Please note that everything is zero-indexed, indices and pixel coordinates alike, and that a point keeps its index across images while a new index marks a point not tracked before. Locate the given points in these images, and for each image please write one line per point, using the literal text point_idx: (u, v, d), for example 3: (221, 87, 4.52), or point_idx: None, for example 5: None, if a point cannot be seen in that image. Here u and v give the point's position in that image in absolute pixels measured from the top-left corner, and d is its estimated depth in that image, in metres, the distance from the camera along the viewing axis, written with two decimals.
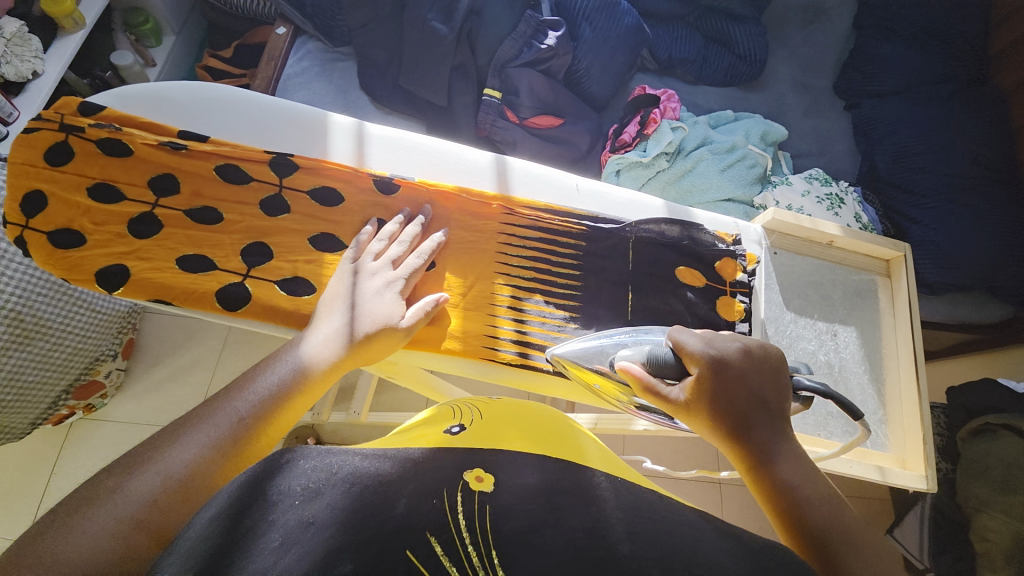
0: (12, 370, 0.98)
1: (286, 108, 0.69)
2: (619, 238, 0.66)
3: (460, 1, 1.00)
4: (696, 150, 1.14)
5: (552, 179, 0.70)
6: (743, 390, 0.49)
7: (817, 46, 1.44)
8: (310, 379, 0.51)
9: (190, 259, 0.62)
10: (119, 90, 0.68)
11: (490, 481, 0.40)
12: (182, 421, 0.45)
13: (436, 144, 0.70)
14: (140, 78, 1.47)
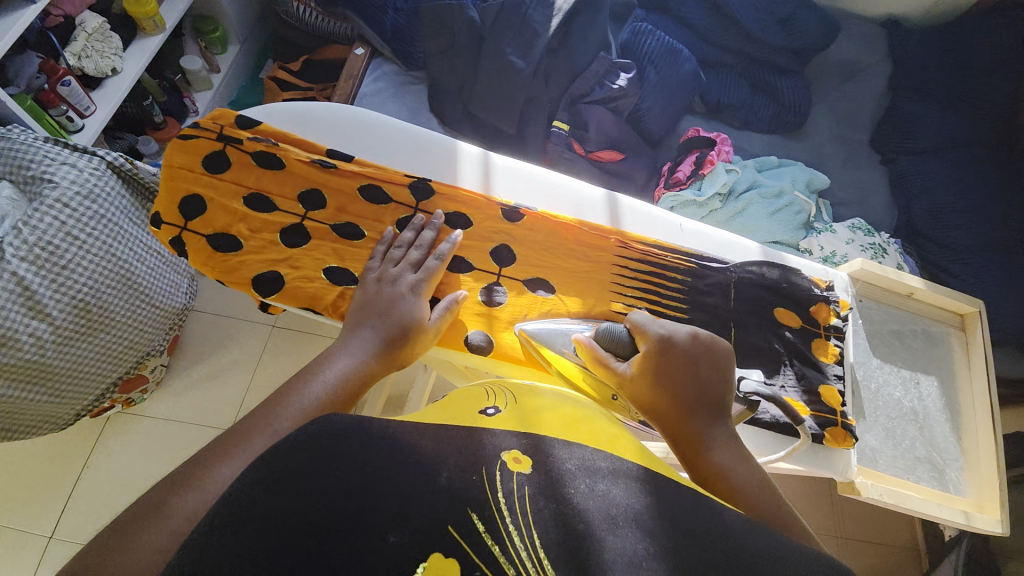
0: (72, 361, 0.97)
1: (422, 136, 0.75)
2: (723, 278, 0.67)
3: (539, 40, 1.07)
4: (747, 193, 1.19)
5: (657, 218, 0.73)
6: (685, 374, 0.53)
7: (855, 100, 1.49)
8: (350, 383, 0.51)
9: (333, 272, 0.66)
10: (272, 108, 0.75)
11: (527, 463, 0.39)
12: (214, 444, 0.45)
13: (556, 178, 0.74)
14: (204, 84, 1.53)
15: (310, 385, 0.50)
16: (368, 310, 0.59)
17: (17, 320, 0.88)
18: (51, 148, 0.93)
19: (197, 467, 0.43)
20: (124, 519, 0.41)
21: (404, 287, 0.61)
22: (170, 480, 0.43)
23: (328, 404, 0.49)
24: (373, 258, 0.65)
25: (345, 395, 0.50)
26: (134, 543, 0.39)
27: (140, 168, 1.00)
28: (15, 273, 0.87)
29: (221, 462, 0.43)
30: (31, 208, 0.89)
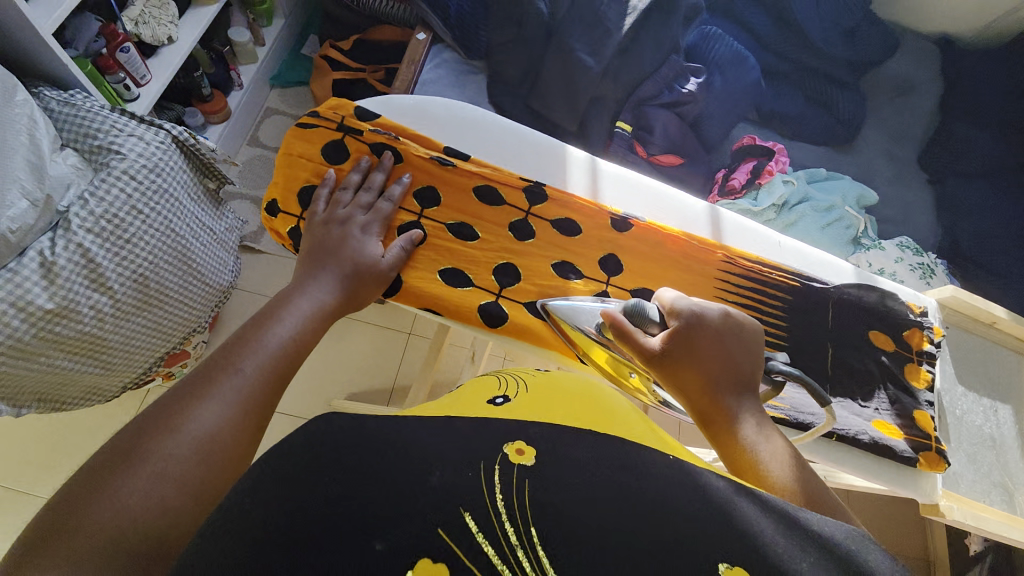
0: (125, 335, 0.95)
1: (531, 137, 0.74)
2: (824, 298, 0.64)
3: (610, 39, 1.06)
4: (799, 205, 1.18)
5: (758, 233, 0.70)
6: (715, 351, 0.50)
7: (905, 118, 1.47)
8: (311, 322, 0.53)
9: (450, 273, 0.65)
10: (388, 100, 0.76)
11: (531, 454, 0.33)
12: (184, 389, 0.42)
13: (663, 188, 0.73)
14: (250, 57, 1.51)
15: (271, 328, 0.50)
16: (337, 251, 0.60)
17: (79, 291, 0.84)
18: (117, 117, 0.91)
19: (165, 413, 0.40)
20: (92, 465, 0.36)
21: (352, 227, 0.63)
22: (134, 427, 0.39)
23: (295, 345, 0.50)
24: (336, 206, 0.65)
25: (310, 332, 0.52)
26: (110, 488, 0.35)
27: (203, 143, 1.00)
28: (79, 243, 0.84)
29: (195, 405, 0.41)
30: (96, 178, 0.87)
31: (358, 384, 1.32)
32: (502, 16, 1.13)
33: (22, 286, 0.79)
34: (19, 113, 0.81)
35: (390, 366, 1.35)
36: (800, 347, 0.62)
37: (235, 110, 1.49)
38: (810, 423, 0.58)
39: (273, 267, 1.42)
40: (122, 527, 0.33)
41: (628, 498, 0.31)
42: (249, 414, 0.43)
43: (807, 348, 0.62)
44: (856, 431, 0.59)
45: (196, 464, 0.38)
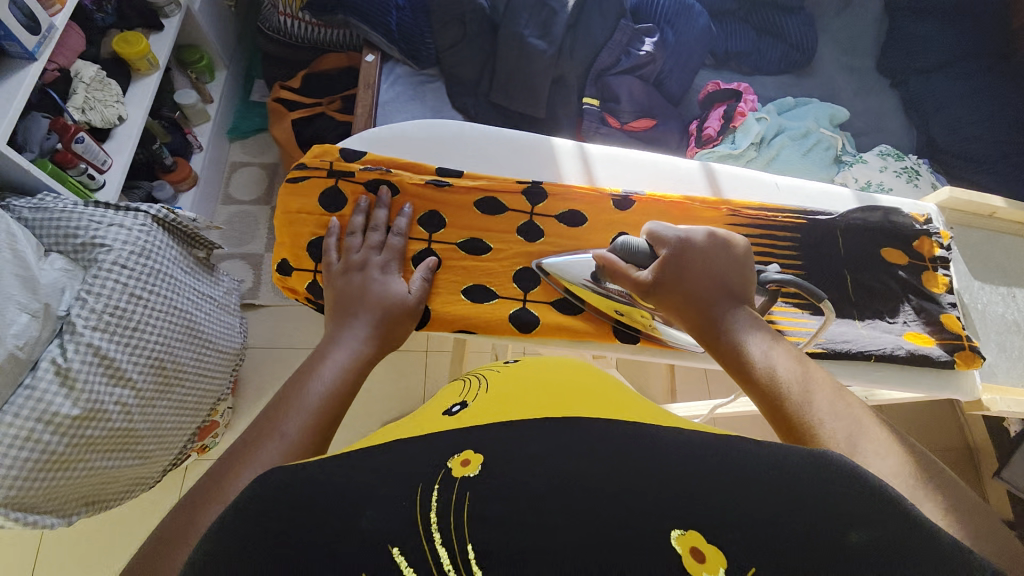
0: (154, 421, 0.95)
1: (516, 138, 0.74)
2: (831, 228, 0.65)
3: (558, 18, 1.07)
4: (777, 137, 1.18)
5: (755, 179, 0.70)
6: (703, 271, 0.56)
7: (855, 28, 1.48)
8: (349, 372, 0.52)
9: (475, 291, 0.66)
10: (367, 134, 0.74)
11: (478, 462, 0.33)
12: (230, 458, 0.42)
13: (654, 157, 0.73)
14: (202, 116, 1.49)
15: (309, 384, 0.50)
16: (360, 293, 0.60)
17: (100, 391, 0.84)
18: (95, 211, 0.89)
19: (214, 483, 0.40)
20: (153, 544, 0.37)
21: (370, 269, 0.63)
22: (188, 502, 0.39)
23: (334, 398, 0.49)
24: (349, 252, 0.64)
25: (347, 382, 0.51)
26: (167, 566, 0.35)
27: (183, 215, 0.99)
28: (90, 343, 0.83)
29: (241, 471, 0.41)
30: (88, 275, 0.86)
31: (390, 412, 1.33)
32: (444, 19, 1.13)
33: (44, 400, 0.79)
34: None
35: (417, 387, 1.36)
36: (818, 279, 0.64)
37: (202, 174, 1.47)
38: (848, 350, 0.59)
39: (278, 318, 1.41)
40: None
41: (601, 479, 0.31)
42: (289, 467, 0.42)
43: (823, 278, 0.63)
44: (893, 348, 0.60)
45: None
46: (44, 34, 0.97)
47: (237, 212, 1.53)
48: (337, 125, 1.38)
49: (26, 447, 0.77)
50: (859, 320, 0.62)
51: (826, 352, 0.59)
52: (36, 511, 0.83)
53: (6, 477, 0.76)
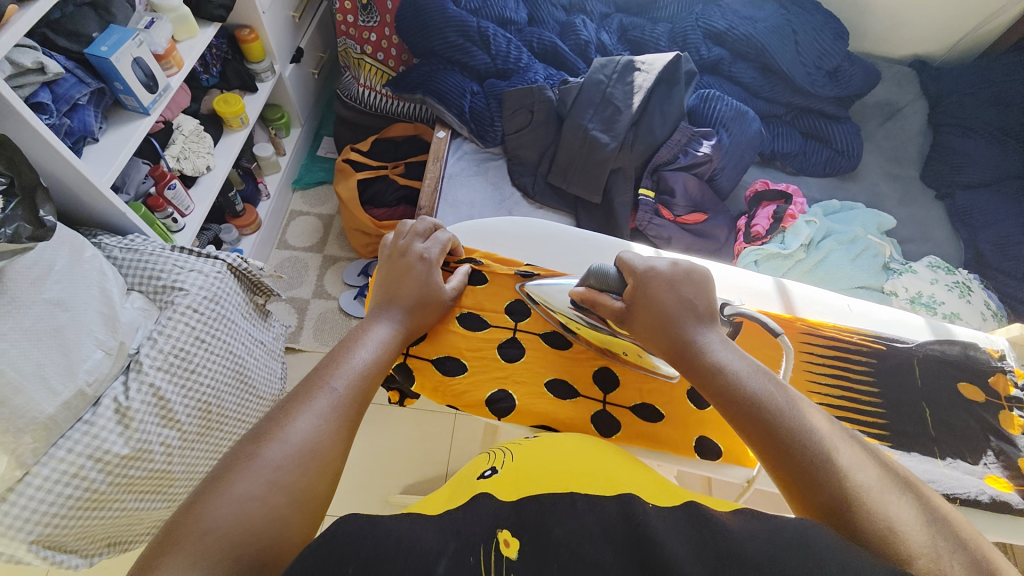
0: (189, 465, 0.94)
1: (596, 240, 0.78)
2: (908, 356, 0.65)
3: (622, 117, 1.14)
4: (824, 241, 1.19)
5: (824, 299, 0.71)
6: (669, 296, 0.57)
7: (899, 140, 1.51)
8: (386, 348, 0.58)
9: (557, 386, 0.66)
10: (460, 226, 0.80)
11: (516, 546, 0.37)
12: (286, 404, 0.48)
13: (726, 269, 0.74)
14: (274, 168, 1.60)
15: (356, 352, 0.55)
16: (399, 275, 0.63)
17: (150, 431, 0.85)
18: (179, 257, 0.97)
19: (275, 426, 0.46)
20: (214, 471, 0.43)
21: (414, 256, 0.65)
22: (251, 437, 0.45)
23: (374, 369, 0.55)
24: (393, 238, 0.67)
25: (386, 359, 0.57)
26: (233, 489, 0.41)
27: (253, 265, 1.05)
28: (151, 383, 0.86)
29: (295, 417, 0.47)
30: (163, 317, 0.91)
31: (411, 475, 1.30)
32: (514, 106, 1.22)
33: (99, 437, 0.80)
34: (90, 268, 0.85)
35: (441, 450, 1.34)
36: (891, 408, 0.63)
37: (265, 220, 1.56)
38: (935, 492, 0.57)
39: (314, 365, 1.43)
40: (231, 526, 0.39)
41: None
42: (337, 424, 0.48)
43: (901, 409, 0.63)
44: (975, 492, 0.59)
45: (299, 472, 0.44)
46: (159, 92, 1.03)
47: (289, 257, 1.60)
48: (398, 188, 1.49)
49: (71, 483, 0.77)
50: (941, 458, 0.61)
51: None
52: (64, 550, 0.81)
53: (43, 514, 0.75)
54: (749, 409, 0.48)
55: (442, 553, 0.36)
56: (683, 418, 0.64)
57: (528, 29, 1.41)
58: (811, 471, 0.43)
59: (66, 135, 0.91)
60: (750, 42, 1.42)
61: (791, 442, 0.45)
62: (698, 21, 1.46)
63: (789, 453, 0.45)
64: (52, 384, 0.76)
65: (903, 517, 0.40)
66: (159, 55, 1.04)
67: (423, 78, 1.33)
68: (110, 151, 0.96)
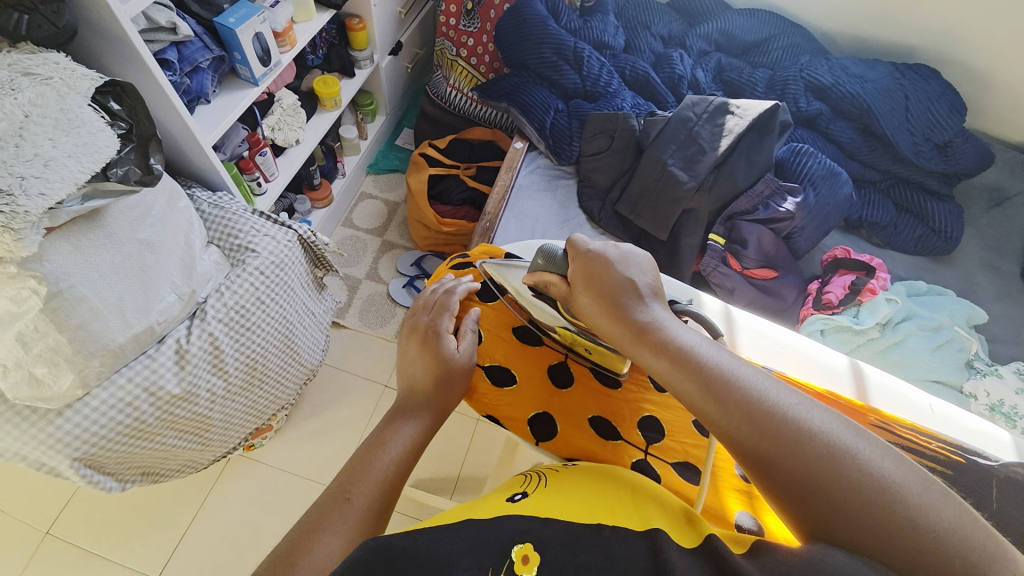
0: (227, 414, 0.99)
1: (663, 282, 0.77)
2: (992, 477, 0.59)
3: (704, 157, 1.11)
4: (903, 323, 1.10)
5: (903, 395, 0.67)
6: (605, 272, 0.60)
7: (1008, 230, 1.36)
8: (422, 436, 0.57)
9: (599, 423, 0.65)
10: (529, 241, 0.81)
11: (535, 564, 0.37)
12: (328, 503, 0.47)
13: (801, 342, 0.71)
14: (354, 150, 1.67)
15: (386, 441, 0.55)
16: (423, 354, 0.63)
17: (200, 377, 0.90)
18: (258, 221, 1.03)
19: (302, 542, 0.44)
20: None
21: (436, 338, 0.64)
22: (270, 563, 0.43)
23: (403, 466, 0.53)
24: (418, 312, 0.68)
25: (412, 454, 0.55)
26: None
27: (321, 240, 1.10)
28: (210, 332, 0.92)
29: (341, 516, 0.46)
30: (233, 273, 0.97)
31: (424, 471, 1.31)
32: (596, 129, 1.21)
33: (156, 373, 0.86)
34: (181, 217, 0.92)
35: (457, 453, 1.34)
36: None
37: (337, 197, 1.63)
38: None
39: (353, 344, 1.48)
40: None
41: None
42: (377, 519, 0.48)
43: None
44: None
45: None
46: (271, 66, 1.10)
47: (352, 236, 1.66)
48: (466, 189, 1.52)
49: (123, 411, 0.83)
50: None
51: None
52: (101, 471, 0.86)
53: (93, 434, 0.81)
54: (697, 383, 0.47)
55: (457, 566, 0.36)
56: (727, 487, 0.59)
57: (623, 56, 1.41)
58: (756, 430, 0.42)
59: (184, 94, 0.99)
60: (855, 102, 1.34)
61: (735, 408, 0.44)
62: (801, 72, 1.40)
63: (737, 427, 0.43)
64: (128, 317, 0.82)
65: (874, 466, 0.37)
66: (277, 32, 1.11)
67: (510, 89, 1.36)
68: (218, 113, 1.04)
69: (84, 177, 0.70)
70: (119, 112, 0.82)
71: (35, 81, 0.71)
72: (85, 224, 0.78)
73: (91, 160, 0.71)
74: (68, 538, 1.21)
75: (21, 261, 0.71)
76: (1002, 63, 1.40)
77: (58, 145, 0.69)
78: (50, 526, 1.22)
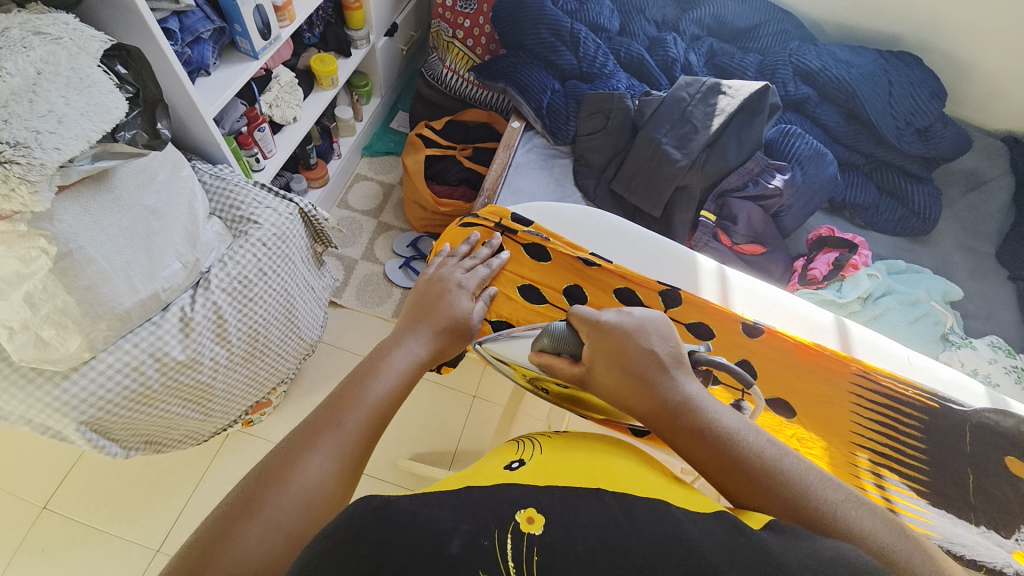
0: (229, 384, 1.00)
1: (664, 245, 0.81)
2: (962, 421, 0.64)
3: (697, 137, 1.15)
4: (883, 297, 1.15)
5: (885, 347, 0.72)
6: (629, 350, 0.54)
7: (983, 213, 1.42)
8: (405, 375, 0.58)
9: None
10: (533, 205, 0.84)
11: (540, 523, 0.37)
12: (298, 442, 0.48)
13: (790, 299, 0.75)
14: (350, 131, 1.68)
15: (370, 384, 0.54)
16: (433, 300, 0.68)
17: (204, 346, 0.92)
18: (259, 193, 1.04)
19: (284, 463, 0.46)
20: (226, 507, 0.43)
21: (450, 283, 0.71)
22: (256, 475, 0.46)
23: (390, 402, 0.54)
24: (443, 262, 0.76)
25: (405, 388, 0.56)
26: (236, 534, 0.41)
27: (321, 214, 1.11)
28: (214, 301, 0.93)
29: (305, 458, 0.46)
30: (236, 244, 0.98)
31: (422, 444, 1.34)
32: (592, 109, 1.24)
33: (162, 339, 0.87)
34: (184, 186, 0.93)
35: (454, 428, 1.37)
36: (932, 467, 0.63)
37: (333, 177, 1.63)
38: (962, 555, 0.59)
39: (350, 322, 1.49)
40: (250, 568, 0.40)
41: None
42: (346, 464, 0.48)
43: (944, 472, 0.63)
44: (1001, 564, 0.60)
45: (300, 515, 0.44)
46: (271, 40, 1.10)
47: (348, 216, 1.67)
48: (462, 170, 1.54)
49: (129, 375, 0.84)
50: (975, 525, 0.61)
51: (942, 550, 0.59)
52: (107, 436, 0.88)
53: (100, 398, 0.82)
54: (746, 483, 0.45)
55: (455, 531, 0.35)
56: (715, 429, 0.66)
57: (617, 39, 1.43)
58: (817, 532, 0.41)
59: (185, 64, 0.99)
60: (841, 86, 1.39)
61: (790, 508, 0.43)
62: (790, 57, 1.44)
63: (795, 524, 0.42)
64: (135, 282, 0.83)
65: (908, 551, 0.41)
66: (278, 6, 1.11)
67: (507, 69, 1.37)
68: (218, 86, 1.04)
69: (97, 135, 0.71)
70: (127, 76, 0.81)
71: (46, 40, 0.71)
72: (93, 187, 0.79)
73: (102, 119, 0.72)
74: (66, 512, 1.21)
75: (31, 219, 0.72)
76: (980, 53, 1.45)
77: (71, 103, 0.70)
78: (47, 501, 1.22)
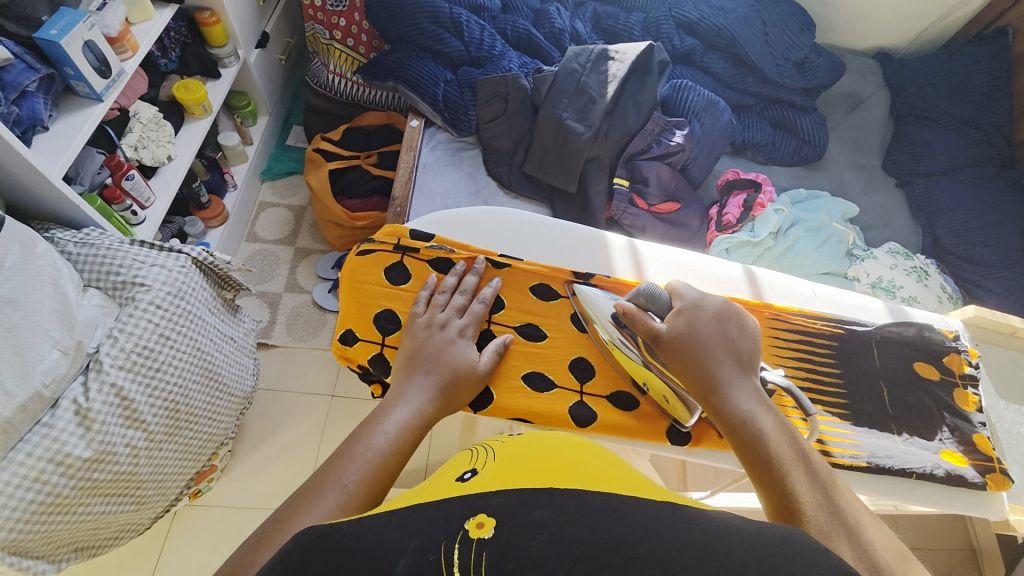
0: (157, 465, 0.91)
1: (573, 230, 0.80)
2: (867, 339, 0.71)
3: (596, 106, 1.15)
4: (792, 228, 1.22)
5: (791, 285, 0.76)
6: (716, 333, 0.61)
7: (865, 130, 1.54)
8: (406, 432, 0.54)
9: (534, 379, 0.69)
10: (432, 216, 0.80)
11: (490, 525, 0.33)
12: (295, 498, 0.45)
13: (700, 258, 0.78)
14: (240, 158, 1.54)
15: (373, 437, 0.52)
16: (435, 344, 0.63)
17: (114, 432, 0.82)
18: (139, 251, 0.92)
19: (277, 526, 0.43)
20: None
21: (451, 332, 0.65)
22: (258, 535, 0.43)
23: (392, 454, 0.51)
24: (435, 294, 0.70)
25: (406, 443, 0.53)
26: None
27: (220, 259, 1.01)
28: (113, 383, 0.83)
29: (300, 519, 0.43)
30: (123, 314, 0.87)
31: None
32: (488, 94, 1.21)
33: (59, 440, 0.77)
34: (42, 263, 0.81)
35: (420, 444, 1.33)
36: (851, 389, 0.68)
37: (232, 212, 1.50)
38: (891, 465, 0.64)
39: (287, 362, 1.40)
40: None
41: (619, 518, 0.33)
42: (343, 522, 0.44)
43: (862, 391, 0.68)
44: (931, 466, 0.65)
45: None
46: (114, 77, 0.97)
47: (258, 250, 1.55)
48: (371, 178, 1.46)
49: (32, 488, 0.74)
50: (898, 434, 0.67)
51: (864, 465, 0.63)
52: (30, 555, 0.79)
53: (5, 520, 0.73)
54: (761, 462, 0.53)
55: (403, 549, 0.31)
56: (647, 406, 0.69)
57: (501, 16, 1.39)
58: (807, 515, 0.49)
59: (14, 125, 0.85)
60: (721, 32, 1.43)
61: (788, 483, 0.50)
62: (670, 11, 1.46)
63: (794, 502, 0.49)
64: (7, 386, 0.73)
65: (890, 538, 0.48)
66: (113, 37, 0.98)
67: (393, 65, 1.30)
68: (60, 141, 0.91)
69: None
70: None
71: None
72: None
73: None
74: None
75: None
76: None
77: None
78: None
